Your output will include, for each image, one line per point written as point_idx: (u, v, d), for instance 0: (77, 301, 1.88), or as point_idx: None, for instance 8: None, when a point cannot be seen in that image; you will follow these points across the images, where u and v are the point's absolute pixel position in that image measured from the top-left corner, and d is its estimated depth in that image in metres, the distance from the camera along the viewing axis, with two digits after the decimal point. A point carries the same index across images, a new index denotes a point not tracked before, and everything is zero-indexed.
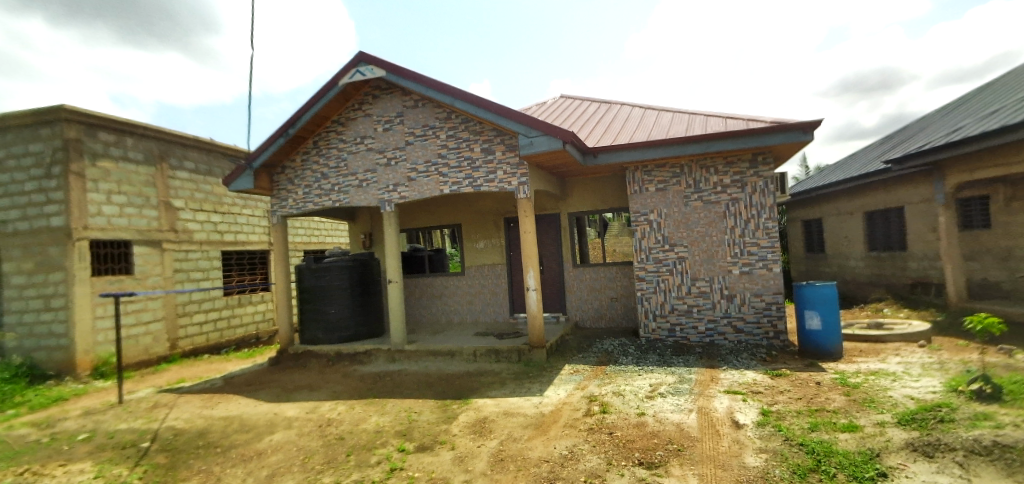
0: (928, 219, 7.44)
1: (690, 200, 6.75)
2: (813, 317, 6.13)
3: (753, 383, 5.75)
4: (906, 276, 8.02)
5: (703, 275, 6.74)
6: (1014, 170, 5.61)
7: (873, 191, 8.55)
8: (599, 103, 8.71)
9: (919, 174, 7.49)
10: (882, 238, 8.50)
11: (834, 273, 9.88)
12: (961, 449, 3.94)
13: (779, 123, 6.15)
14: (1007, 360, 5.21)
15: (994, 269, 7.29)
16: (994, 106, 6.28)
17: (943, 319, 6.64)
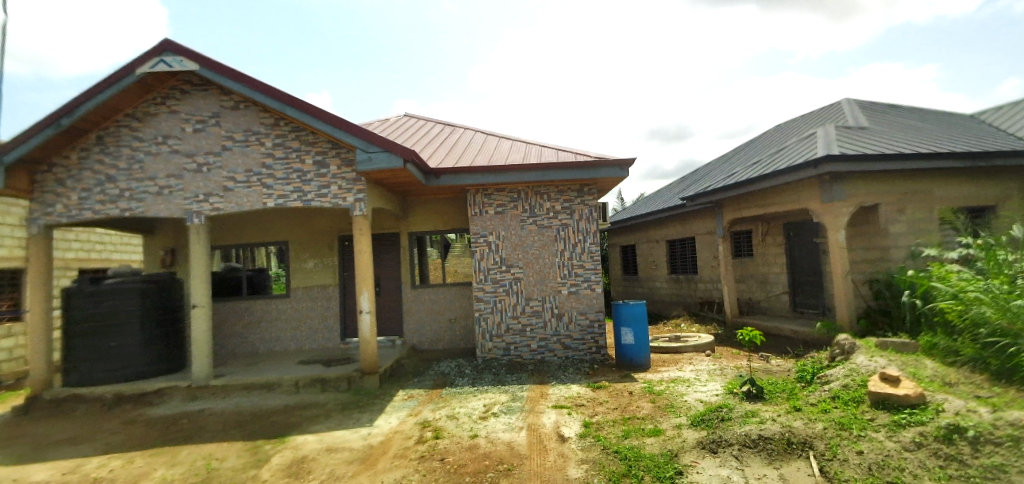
0: (711, 249, 8.86)
1: (525, 223, 7.07)
2: (627, 333, 6.77)
3: (577, 396, 6.14)
4: (698, 295, 9.42)
5: (536, 295, 7.06)
6: (768, 209, 6.91)
7: (672, 223, 9.98)
8: (441, 125, 8.75)
9: (704, 211, 8.92)
10: (680, 263, 9.91)
11: (645, 292, 11.22)
12: (736, 444, 4.60)
13: (601, 158, 6.81)
14: (765, 365, 6.35)
15: (755, 290, 8.55)
16: (757, 156, 7.77)
17: (723, 332, 7.92)
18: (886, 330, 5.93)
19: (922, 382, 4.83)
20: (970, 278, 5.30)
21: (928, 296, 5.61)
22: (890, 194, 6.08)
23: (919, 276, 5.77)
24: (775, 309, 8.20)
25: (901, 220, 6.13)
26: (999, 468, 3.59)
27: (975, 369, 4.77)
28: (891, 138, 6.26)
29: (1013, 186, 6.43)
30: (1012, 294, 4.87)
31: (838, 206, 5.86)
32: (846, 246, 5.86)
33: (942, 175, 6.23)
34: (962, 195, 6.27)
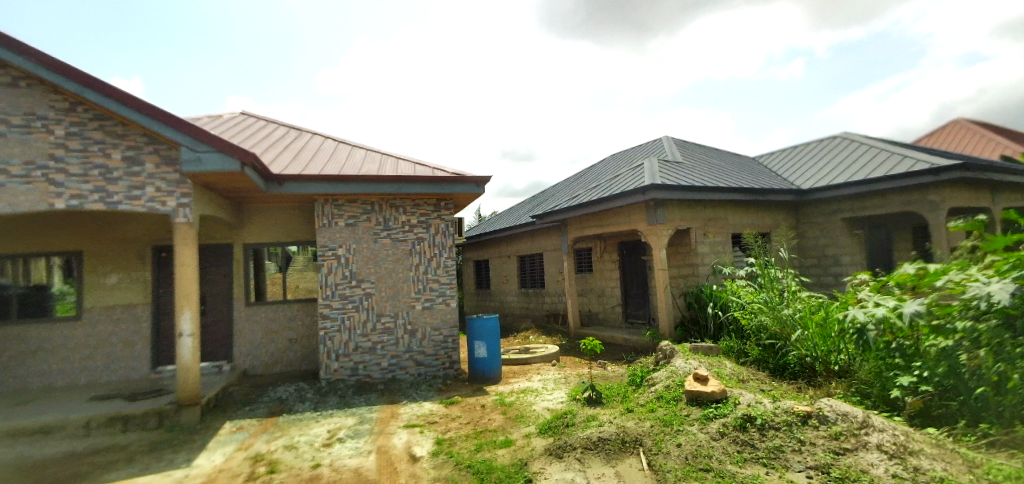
0: (557, 265, 9.53)
1: (379, 237, 6.89)
2: (479, 347, 6.88)
3: (429, 414, 6.00)
4: (545, 307, 10.04)
5: (388, 311, 6.87)
6: (606, 228, 7.62)
7: (522, 239, 10.55)
8: (285, 129, 8.19)
9: (550, 228, 9.56)
10: (529, 277, 10.50)
11: (499, 306, 11.63)
12: (579, 447, 4.90)
13: (458, 174, 6.95)
14: (604, 372, 6.86)
15: (594, 302, 9.34)
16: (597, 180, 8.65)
17: (566, 342, 8.52)
18: (697, 337, 6.88)
19: (724, 380, 5.65)
20: (753, 292, 6.43)
21: (725, 307, 6.68)
22: (698, 219, 7.15)
23: (719, 290, 6.84)
24: (609, 319, 9.02)
25: (705, 243, 7.23)
26: (779, 449, 4.39)
27: (760, 368, 5.93)
28: (699, 173, 7.40)
29: (782, 216, 8.00)
30: (781, 304, 6.03)
31: (660, 228, 6.70)
32: (665, 264, 6.71)
33: (734, 205, 7.51)
34: (749, 222, 7.63)
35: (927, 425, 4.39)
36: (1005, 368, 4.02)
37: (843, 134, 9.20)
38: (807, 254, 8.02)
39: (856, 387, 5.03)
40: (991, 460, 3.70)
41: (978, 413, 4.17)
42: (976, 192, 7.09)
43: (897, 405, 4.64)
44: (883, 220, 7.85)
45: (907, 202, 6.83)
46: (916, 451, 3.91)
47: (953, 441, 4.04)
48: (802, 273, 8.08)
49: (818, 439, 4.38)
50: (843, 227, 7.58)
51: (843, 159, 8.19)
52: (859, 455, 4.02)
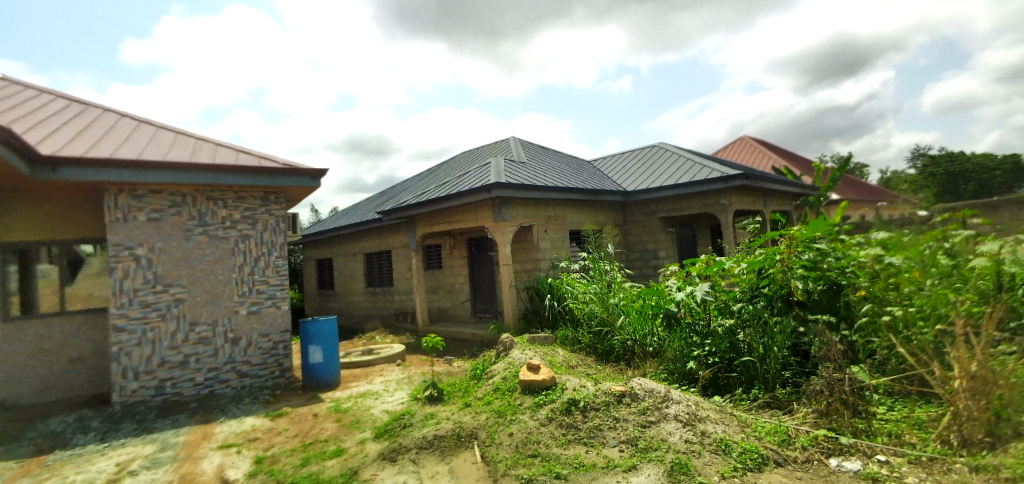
0: (405, 262, 9.32)
1: (192, 234, 6.09)
2: (315, 351, 6.44)
3: (250, 430, 5.36)
4: (392, 305, 9.87)
5: (205, 319, 6.09)
6: (453, 225, 7.66)
7: (368, 237, 10.28)
8: (63, 102, 6.78)
9: (398, 226, 9.43)
10: (376, 276, 10.32)
11: (342, 308, 11.28)
12: (414, 447, 4.77)
13: (290, 165, 6.52)
14: (448, 368, 6.82)
15: (443, 299, 9.37)
16: (444, 178, 8.71)
17: (412, 341, 8.46)
18: (537, 328, 7.22)
19: (555, 368, 5.78)
20: (586, 283, 6.80)
21: (561, 297, 7.02)
22: (539, 217, 7.55)
23: (556, 282, 7.18)
24: (457, 315, 9.13)
25: (545, 239, 7.66)
26: (597, 428, 4.67)
27: (589, 353, 6.12)
28: (541, 173, 7.81)
29: (611, 215, 8.84)
30: (609, 294, 6.39)
31: (504, 225, 6.90)
32: (509, 259, 6.93)
33: (571, 204, 8.08)
34: (584, 220, 8.29)
35: (716, 394, 4.87)
36: (770, 343, 4.67)
37: (659, 144, 10.51)
38: (631, 249, 8.97)
39: (664, 366, 5.25)
40: (760, 420, 4.33)
41: (751, 380, 4.76)
42: (753, 196, 8.60)
43: (692, 376, 5.00)
44: (689, 219, 9.12)
45: (705, 204, 8.03)
46: (705, 418, 4.41)
47: (732, 405, 4.59)
48: (628, 266, 9.00)
49: (629, 415, 4.71)
50: (659, 225, 8.62)
51: (659, 167, 9.34)
52: (660, 426, 4.42)
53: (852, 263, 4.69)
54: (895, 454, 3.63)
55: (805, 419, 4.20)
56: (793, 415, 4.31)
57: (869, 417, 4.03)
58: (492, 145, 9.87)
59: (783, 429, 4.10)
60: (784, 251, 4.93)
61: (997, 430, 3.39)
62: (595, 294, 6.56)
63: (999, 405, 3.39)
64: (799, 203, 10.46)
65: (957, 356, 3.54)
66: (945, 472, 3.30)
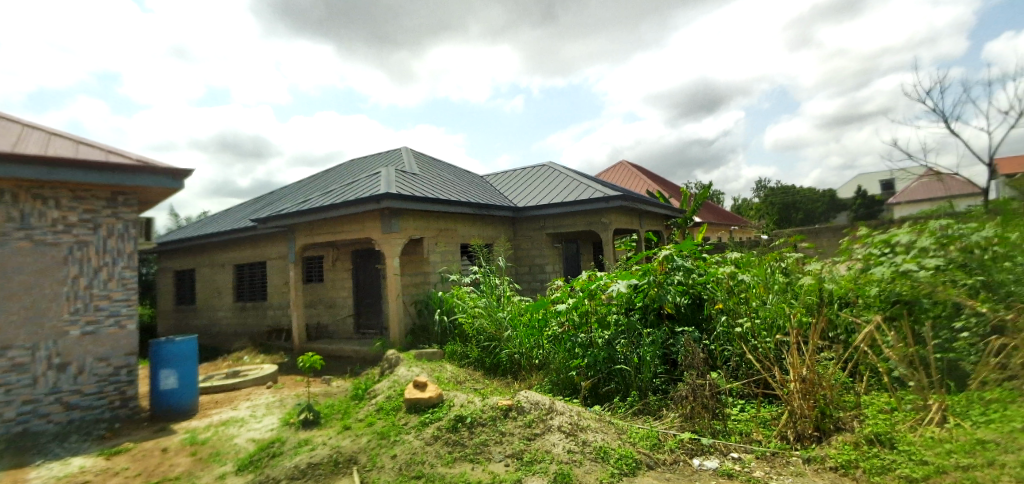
0: (281, 273, 9.00)
1: (7, 239, 5.04)
2: (168, 376, 5.68)
3: (76, 473, 4.46)
4: (266, 322, 9.28)
5: (20, 341, 5.06)
6: (337, 236, 7.26)
7: (241, 246, 9.72)
8: None
9: (275, 235, 9.02)
10: (247, 289, 9.77)
11: (206, 324, 10.47)
12: (283, 479, 4.29)
13: (145, 162, 5.72)
14: (326, 388, 6.35)
15: (324, 314, 8.86)
16: (329, 186, 8.24)
17: (286, 361, 7.88)
18: (425, 343, 6.91)
19: (443, 384, 5.53)
20: (475, 297, 6.57)
21: (450, 311, 6.79)
22: (430, 230, 7.43)
23: (446, 295, 6.93)
24: (339, 331, 8.65)
25: (436, 252, 7.56)
26: (483, 444, 4.46)
27: (477, 367, 5.83)
28: (433, 186, 7.74)
29: (502, 230, 9.00)
30: (499, 308, 6.20)
31: (394, 237, 6.68)
32: (398, 272, 6.73)
33: (462, 218, 8.09)
34: (475, 234, 8.35)
35: (596, 404, 4.82)
36: (643, 353, 4.73)
37: (547, 163, 10.97)
38: (520, 263, 9.20)
39: (551, 378, 5.16)
40: (634, 426, 4.36)
41: (627, 388, 4.77)
42: (630, 217, 9.31)
43: (574, 387, 4.95)
44: (574, 236, 9.62)
45: (589, 222, 8.47)
46: (585, 426, 4.37)
47: (611, 413, 4.61)
48: (516, 279, 9.21)
49: (515, 429, 4.57)
50: (547, 240, 8.96)
51: (548, 184, 9.74)
52: (544, 438, 4.31)
53: (711, 280, 4.95)
54: (745, 451, 3.89)
55: (672, 423, 4.29)
56: (662, 420, 4.40)
57: (725, 418, 4.26)
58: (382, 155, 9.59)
59: (654, 434, 4.16)
60: (658, 270, 5.02)
61: (823, 424, 3.92)
62: (484, 308, 6.35)
63: (823, 403, 3.93)
64: (668, 224, 11.58)
65: (795, 361, 4.02)
66: (784, 464, 3.65)
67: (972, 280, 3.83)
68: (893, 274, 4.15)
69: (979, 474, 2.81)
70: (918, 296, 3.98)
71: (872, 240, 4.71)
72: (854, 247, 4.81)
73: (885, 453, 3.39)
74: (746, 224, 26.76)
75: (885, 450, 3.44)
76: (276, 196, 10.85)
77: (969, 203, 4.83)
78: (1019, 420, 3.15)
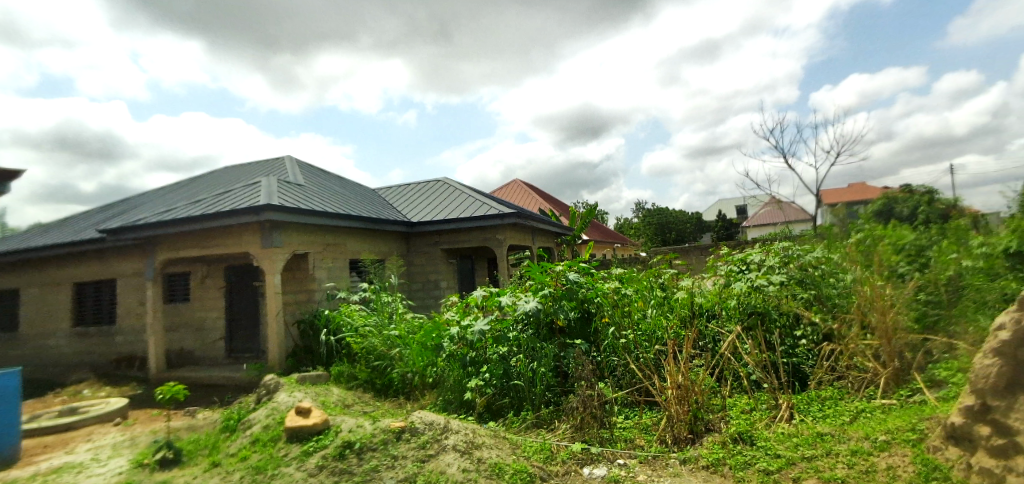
0: (137, 293, 8.14)
1: None
2: None
3: None
4: (115, 350, 8.39)
5: None
6: (208, 250, 6.61)
7: (86, 263, 8.62)
8: None
9: (132, 250, 8.10)
10: (91, 312, 8.68)
11: (35, 354, 9.15)
12: None
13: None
14: (189, 422, 5.64)
15: (188, 339, 8.05)
16: (199, 195, 7.48)
17: (139, 394, 6.95)
18: (308, 366, 6.31)
19: (328, 409, 4.94)
20: (365, 315, 6.17)
21: (338, 330, 6.30)
22: (316, 244, 7.06)
23: (334, 314, 6.46)
24: (208, 357, 7.90)
25: (323, 268, 7.17)
26: (374, 470, 3.85)
27: (366, 390, 5.45)
28: (319, 199, 7.39)
29: (394, 246, 8.87)
30: (389, 326, 5.84)
31: (275, 252, 6.22)
32: (279, 289, 6.22)
33: (351, 232, 7.87)
34: (365, 249, 8.10)
35: (489, 420, 4.51)
36: (537, 366, 4.56)
37: (442, 179, 11.01)
38: (414, 280, 9.09)
39: (443, 397, 4.81)
40: (527, 440, 4.04)
41: (519, 403, 4.56)
42: (523, 233, 9.68)
43: (469, 405, 4.63)
44: (468, 252, 9.64)
45: (484, 239, 8.61)
46: (481, 444, 3.94)
47: (505, 429, 4.24)
48: (409, 296, 9.05)
49: (409, 451, 3.99)
50: (442, 256, 8.96)
51: (443, 200, 9.74)
52: (439, 459, 3.75)
53: (599, 294, 5.04)
54: (630, 457, 3.72)
55: (563, 435, 4.05)
56: (552, 432, 4.14)
57: (612, 426, 4.09)
58: (262, 163, 8.93)
59: (547, 446, 3.87)
60: (551, 284, 5.02)
61: (695, 427, 3.88)
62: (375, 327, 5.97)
63: (696, 407, 3.91)
64: (559, 241, 12.13)
65: (671, 369, 3.99)
66: (664, 466, 3.51)
67: (810, 293, 4.66)
68: (749, 288, 4.80)
69: (820, 463, 3.21)
70: (768, 308, 4.68)
71: (731, 259, 5.44)
72: (719, 264, 5.47)
73: (746, 450, 3.50)
74: (626, 241, 29.15)
75: (746, 447, 3.55)
76: (132, 206, 9.65)
77: (800, 229, 5.69)
78: (846, 415, 3.72)
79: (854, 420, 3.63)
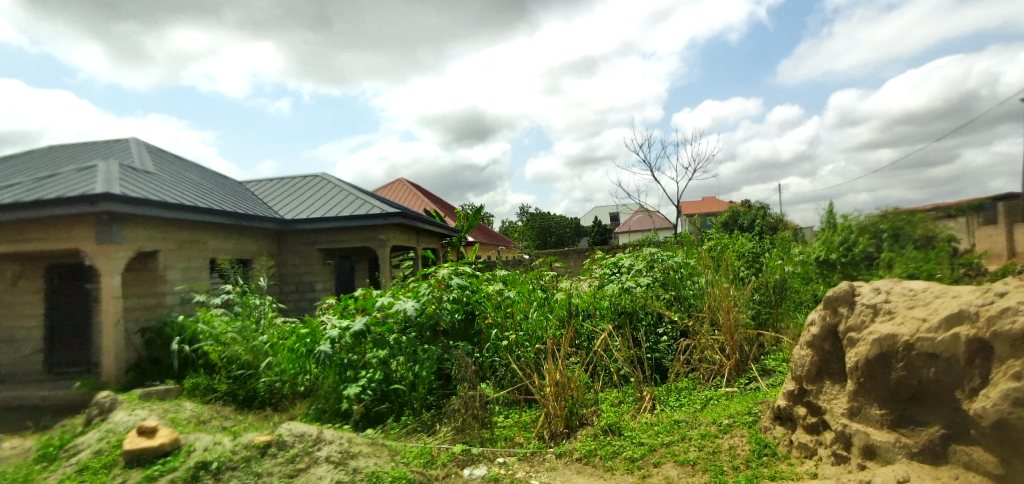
0: None
1: None
2: None
3: None
4: None
5: None
6: (26, 246, 5.57)
7: None
8: None
9: None
10: None
11: None
12: None
13: None
14: None
15: None
16: (12, 179, 6.23)
17: None
18: (154, 380, 5.51)
19: (178, 426, 4.32)
20: (227, 321, 5.55)
21: (194, 339, 5.55)
22: (169, 241, 6.31)
23: (189, 321, 5.73)
24: (19, 373, 6.62)
25: (176, 268, 6.40)
26: None
27: (227, 403, 4.91)
28: (173, 190, 6.60)
29: (264, 245, 8.33)
30: (256, 333, 5.28)
31: (113, 249, 5.41)
32: (119, 292, 5.43)
33: (214, 229, 7.14)
34: (228, 248, 7.42)
35: (368, 427, 4.29)
36: (419, 370, 4.47)
37: (321, 174, 10.54)
38: (286, 281, 8.68)
39: (316, 405, 4.45)
40: (407, 445, 3.87)
41: (400, 408, 4.41)
42: (408, 234, 9.64)
43: (345, 413, 4.33)
44: (348, 252, 9.37)
45: (365, 239, 8.52)
46: (356, 453, 3.60)
47: (383, 435, 4.00)
48: (281, 299, 8.66)
49: (275, 467, 3.58)
50: (318, 256, 8.67)
51: (324, 197, 9.35)
52: (309, 472, 3.43)
53: (482, 297, 5.13)
54: (509, 455, 3.77)
55: (444, 437, 3.95)
56: (433, 436, 4.04)
57: (492, 426, 4.13)
58: (99, 145, 7.72)
59: (428, 449, 3.74)
60: (434, 286, 4.95)
61: (571, 421, 4.04)
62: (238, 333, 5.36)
63: (571, 402, 4.07)
64: (444, 242, 12.17)
65: (549, 367, 4.10)
66: (540, 462, 3.62)
67: (670, 295, 5.23)
68: (619, 290, 5.27)
69: (676, 447, 3.52)
70: (636, 308, 5.13)
71: (605, 263, 5.92)
72: (593, 268, 5.89)
73: (615, 440, 3.73)
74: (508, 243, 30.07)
75: (615, 437, 3.77)
76: None
77: (664, 236, 6.36)
78: (697, 403, 4.15)
79: (704, 407, 4.06)
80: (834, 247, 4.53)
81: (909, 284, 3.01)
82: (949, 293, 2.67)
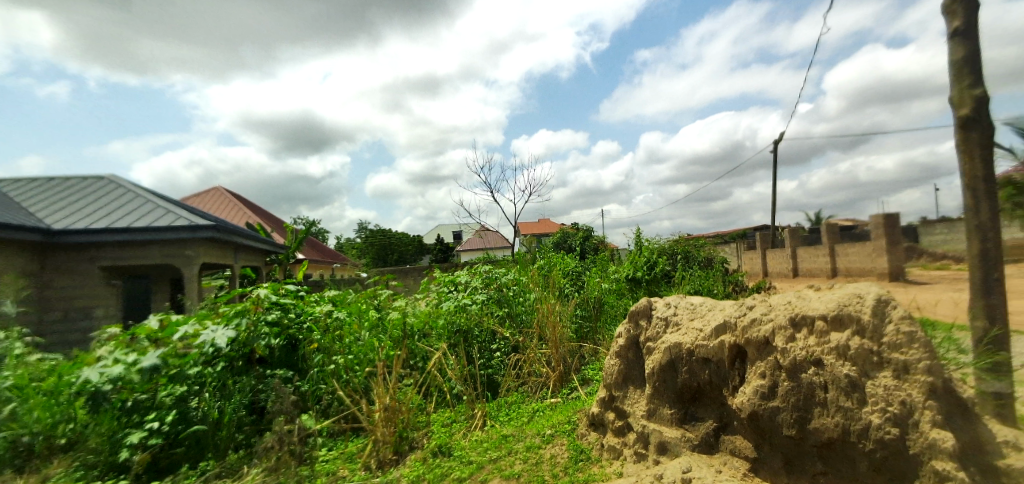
0: None
1: None
2: None
3: None
4: None
5: None
6: None
7: None
8: None
9: None
10: None
11: None
12: None
13: None
14: None
15: None
16: None
17: None
18: None
19: None
20: None
21: None
22: None
23: None
24: None
25: None
26: None
27: None
28: None
29: (20, 262, 6.74)
30: None
31: None
32: None
33: None
34: None
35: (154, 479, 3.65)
36: (226, 405, 4.09)
37: (110, 176, 8.97)
38: (50, 308, 7.14)
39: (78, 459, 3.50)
40: None
41: (198, 452, 3.91)
42: (224, 249, 8.66)
43: (124, 465, 3.59)
44: (144, 270, 8.10)
45: (166, 254, 7.50)
46: None
47: None
48: (37, 332, 7.04)
49: None
50: (101, 275, 7.38)
51: (117, 204, 7.94)
52: None
53: (308, 319, 4.82)
54: None
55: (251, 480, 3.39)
56: (241, 481, 3.46)
57: (312, 462, 3.83)
58: None
59: None
60: (251, 310, 4.49)
61: (400, 446, 3.94)
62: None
63: (401, 427, 3.97)
64: (268, 259, 11.13)
65: (379, 391, 3.91)
66: None
67: (503, 311, 5.50)
68: (455, 307, 5.35)
69: (502, 462, 3.62)
70: (471, 326, 5.29)
71: (443, 280, 6.06)
72: (431, 285, 5.98)
73: (444, 461, 3.71)
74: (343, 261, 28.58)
75: (445, 458, 3.77)
76: None
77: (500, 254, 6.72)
78: (525, 416, 4.36)
79: (531, 420, 4.29)
80: (639, 266, 5.84)
81: (690, 299, 3.55)
82: (717, 306, 3.21)
